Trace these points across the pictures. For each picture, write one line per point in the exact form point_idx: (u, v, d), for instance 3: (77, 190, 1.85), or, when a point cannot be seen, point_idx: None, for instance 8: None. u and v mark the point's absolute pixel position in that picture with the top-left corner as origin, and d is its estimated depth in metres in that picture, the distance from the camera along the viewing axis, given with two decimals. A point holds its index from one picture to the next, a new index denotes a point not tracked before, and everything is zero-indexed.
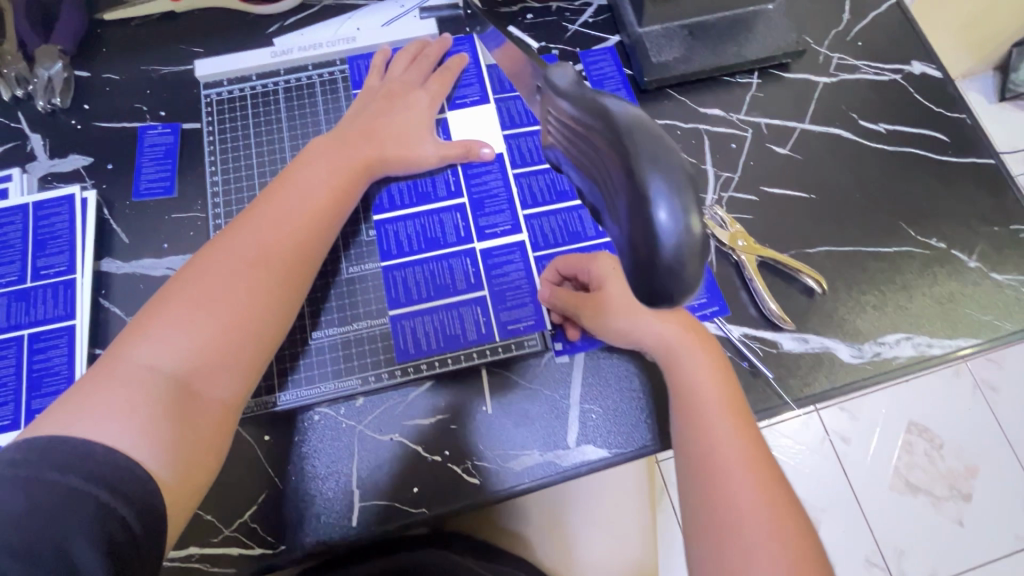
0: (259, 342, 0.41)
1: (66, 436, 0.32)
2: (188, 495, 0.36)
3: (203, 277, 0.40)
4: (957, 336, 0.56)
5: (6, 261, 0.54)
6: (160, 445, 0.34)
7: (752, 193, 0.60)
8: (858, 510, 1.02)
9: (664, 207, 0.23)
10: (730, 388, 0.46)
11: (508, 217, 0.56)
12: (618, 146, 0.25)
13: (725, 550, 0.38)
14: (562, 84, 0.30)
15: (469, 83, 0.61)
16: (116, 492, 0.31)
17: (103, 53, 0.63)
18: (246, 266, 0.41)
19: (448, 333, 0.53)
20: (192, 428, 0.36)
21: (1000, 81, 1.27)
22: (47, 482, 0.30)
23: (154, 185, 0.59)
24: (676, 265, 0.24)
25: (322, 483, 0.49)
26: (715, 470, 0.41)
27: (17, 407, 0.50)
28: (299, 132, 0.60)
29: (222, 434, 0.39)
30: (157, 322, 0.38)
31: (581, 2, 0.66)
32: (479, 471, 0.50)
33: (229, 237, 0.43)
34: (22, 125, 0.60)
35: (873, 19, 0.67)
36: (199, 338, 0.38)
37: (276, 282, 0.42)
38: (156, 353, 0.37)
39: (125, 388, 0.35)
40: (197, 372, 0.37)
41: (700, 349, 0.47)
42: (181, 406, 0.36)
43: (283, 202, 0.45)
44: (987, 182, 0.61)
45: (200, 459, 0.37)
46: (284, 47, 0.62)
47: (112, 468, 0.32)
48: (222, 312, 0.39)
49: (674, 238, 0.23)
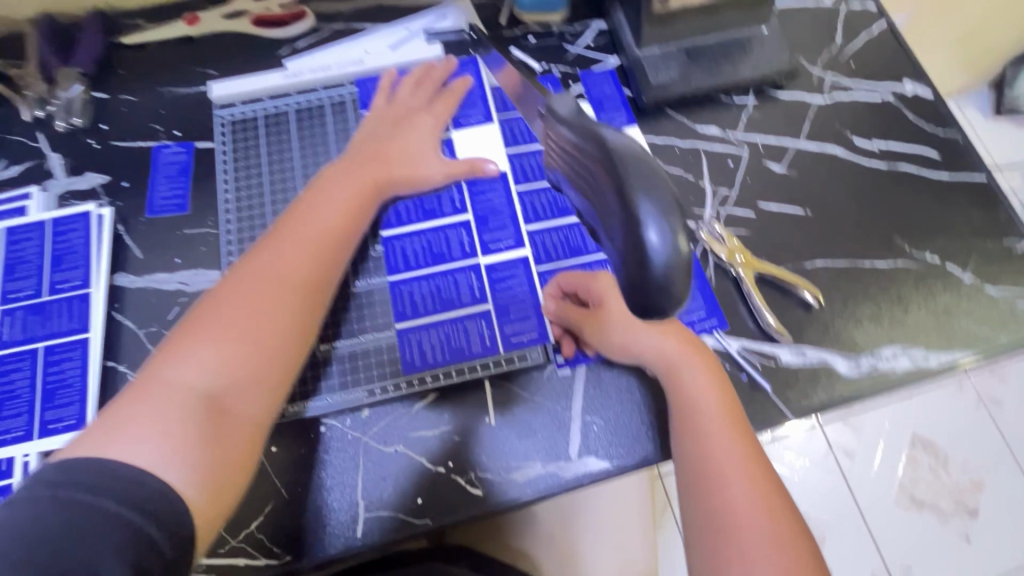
0: (281, 361, 0.43)
1: (103, 460, 0.34)
2: (218, 513, 0.38)
3: (228, 298, 0.43)
4: (954, 348, 0.57)
5: (23, 276, 0.56)
6: (189, 467, 0.36)
7: (749, 209, 0.62)
8: (863, 526, 1.01)
9: (652, 227, 0.29)
10: (719, 380, 0.48)
11: (512, 232, 0.58)
12: (615, 178, 0.31)
13: (716, 536, 0.40)
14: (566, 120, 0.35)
15: (473, 104, 0.63)
16: (145, 512, 0.33)
17: (121, 75, 0.66)
18: (267, 287, 0.44)
19: (453, 346, 0.54)
20: (221, 445, 0.39)
21: (995, 97, 1.29)
22: (83, 505, 0.32)
23: (168, 202, 0.61)
24: (664, 274, 0.30)
25: (328, 494, 0.50)
26: (717, 491, 0.41)
27: (30, 418, 0.51)
28: (309, 151, 0.62)
29: (253, 447, 0.41)
30: (187, 344, 0.41)
31: (581, 26, 0.68)
32: (482, 482, 0.51)
33: (252, 262, 0.46)
34: (41, 144, 0.62)
35: (864, 41, 0.69)
36: (227, 357, 0.41)
37: (295, 299, 0.45)
38: (188, 373, 0.39)
39: (161, 408, 0.38)
40: (226, 390, 0.40)
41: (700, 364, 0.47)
42: (213, 423, 0.39)
43: (299, 224, 0.48)
44: (979, 197, 0.62)
45: (229, 475, 0.39)
46: (296, 70, 0.64)
47: (146, 493, 0.34)
48: (247, 331, 0.42)
49: (663, 256, 0.29)
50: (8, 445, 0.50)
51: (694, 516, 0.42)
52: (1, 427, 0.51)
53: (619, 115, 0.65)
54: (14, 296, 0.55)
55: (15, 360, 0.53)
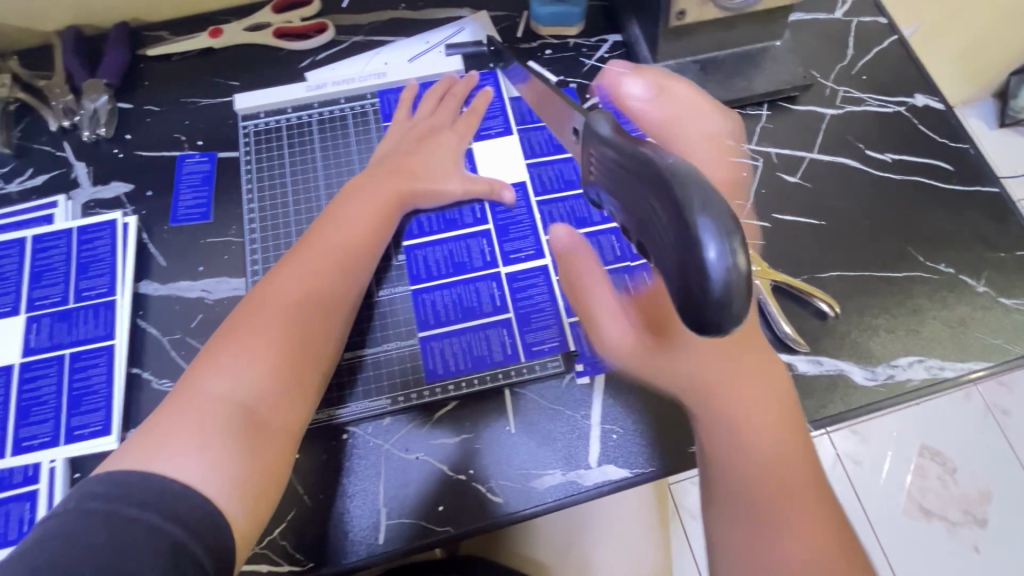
0: (312, 372, 0.45)
1: (145, 474, 0.36)
2: (254, 526, 0.39)
3: (262, 310, 0.45)
4: (968, 359, 0.57)
5: (49, 283, 0.57)
6: (228, 480, 0.38)
7: (765, 220, 0.62)
8: (872, 535, 1.01)
9: (711, 244, 0.28)
10: (773, 398, 0.40)
11: (532, 242, 0.59)
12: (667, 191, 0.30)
13: None
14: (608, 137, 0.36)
15: (493, 115, 0.64)
16: (187, 527, 0.34)
17: (145, 86, 0.67)
18: (299, 300, 0.46)
19: (475, 354, 0.54)
20: (259, 456, 0.40)
21: (999, 107, 1.31)
22: (128, 518, 0.33)
23: (191, 211, 0.61)
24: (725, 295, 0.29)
25: (351, 500, 0.50)
26: (756, 525, 0.37)
27: (57, 424, 0.52)
28: (331, 161, 0.63)
29: (285, 457, 0.43)
30: (222, 355, 0.42)
31: (597, 39, 0.70)
32: (502, 490, 0.51)
33: (282, 276, 0.48)
34: (67, 154, 0.63)
35: (875, 54, 0.70)
36: (263, 369, 0.43)
37: (326, 312, 0.47)
38: (224, 384, 0.41)
39: (201, 418, 0.39)
40: (260, 400, 0.42)
41: (752, 369, 0.40)
42: (251, 432, 0.40)
43: (330, 238, 0.51)
44: (991, 209, 0.63)
45: (266, 487, 0.40)
46: (318, 82, 0.66)
47: (189, 507, 0.35)
48: (282, 342, 0.44)
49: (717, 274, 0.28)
50: (36, 451, 0.51)
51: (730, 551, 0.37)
52: (28, 432, 0.52)
53: None
54: (41, 303, 0.56)
55: (42, 366, 0.54)
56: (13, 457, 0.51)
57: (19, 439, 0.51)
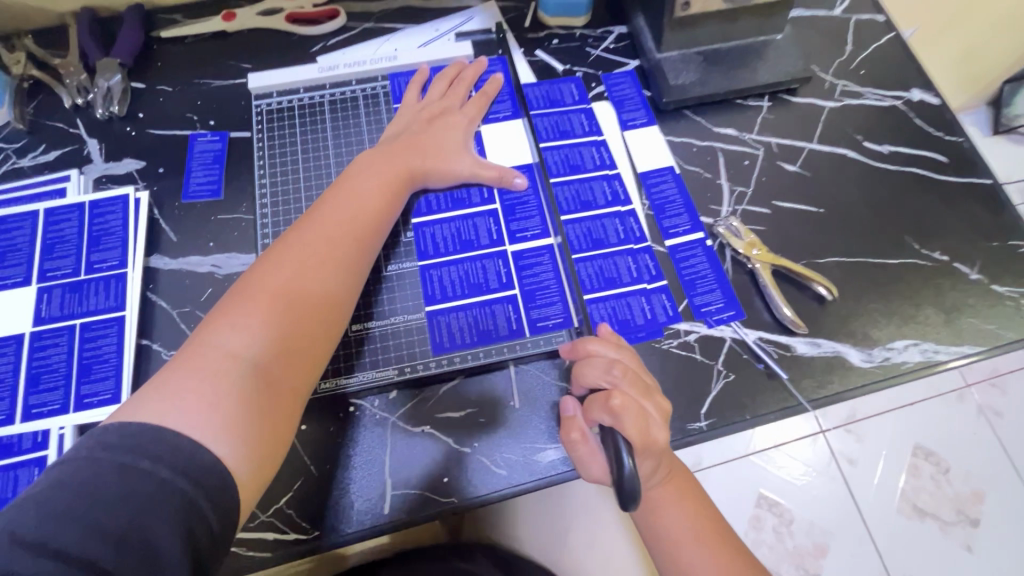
0: (323, 335, 0.47)
1: (157, 429, 0.36)
2: (257, 488, 0.40)
3: (275, 276, 0.46)
4: (962, 344, 0.59)
5: (61, 255, 0.58)
6: (237, 439, 0.39)
7: (765, 207, 0.64)
8: (866, 536, 1.00)
9: None
10: (681, 480, 0.51)
11: (538, 222, 0.60)
12: None
13: None
14: None
15: (501, 100, 0.66)
16: (197, 484, 0.35)
17: (158, 66, 0.68)
18: (310, 269, 0.47)
19: (481, 328, 0.55)
20: (266, 416, 0.41)
21: (993, 114, 1.34)
22: (140, 471, 0.34)
23: (202, 188, 0.62)
24: None
25: (357, 471, 0.51)
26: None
27: (67, 392, 0.52)
28: (342, 141, 0.64)
29: (293, 418, 0.44)
30: (234, 315, 0.44)
31: (603, 30, 0.71)
32: (505, 464, 0.52)
33: (297, 240, 0.49)
34: (80, 131, 0.64)
35: (873, 50, 0.72)
36: (276, 331, 0.44)
37: (338, 281, 0.49)
38: (237, 341, 0.42)
39: (213, 373, 0.40)
40: (273, 358, 0.43)
41: (695, 512, 0.50)
42: (260, 391, 0.42)
43: (344, 206, 0.52)
44: (984, 200, 0.65)
45: (272, 449, 0.41)
46: (330, 64, 0.67)
47: (198, 464, 0.36)
48: (293, 308, 0.45)
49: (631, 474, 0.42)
50: (45, 418, 0.51)
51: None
52: (37, 400, 0.52)
53: (639, 115, 0.67)
54: (52, 275, 0.57)
55: (53, 336, 0.54)
56: (23, 423, 0.51)
57: (29, 406, 0.52)
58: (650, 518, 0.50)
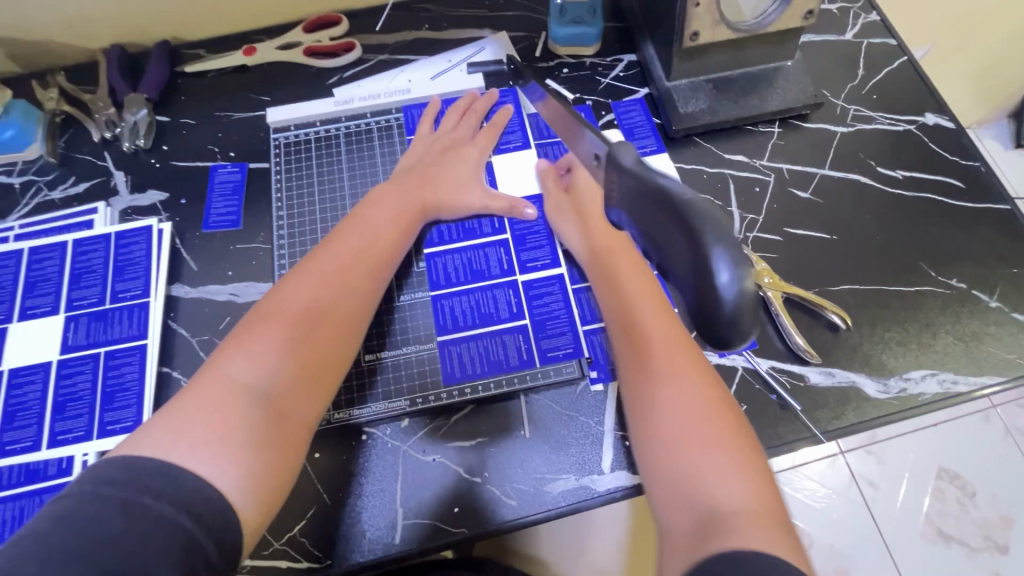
0: (334, 367, 0.48)
1: (161, 464, 0.37)
2: (262, 521, 0.40)
3: (291, 302, 0.48)
4: (982, 374, 0.57)
5: (87, 285, 0.60)
6: (242, 472, 0.39)
7: (777, 234, 0.64)
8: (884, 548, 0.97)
9: (725, 272, 0.27)
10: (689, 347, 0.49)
11: (548, 252, 0.61)
12: (682, 222, 0.29)
13: (668, 471, 0.42)
14: (629, 165, 0.34)
15: (512, 130, 0.67)
16: (198, 519, 0.36)
17: (182, 100, 0.70)
18: (325, 296, 0.49)
19: (492, 359, 0.56)
20: (273, 447, 0.42)
21: (1015, 128, 1.32)
22: (143, 507, 0.35)
23: (222, 218, 0.64)
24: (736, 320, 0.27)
25: (368, 501, 0.52)
26: (668, 456, 0.43)
27: (91, 419, 0.54)
28: (357, 172, 0.66)
29: (299, 451, 0.45)
30: (249, 343, 0.45)
31: (613, 58, 0.72)
32: (515, 493, 0.52)
33: (310, 266, 0.51)
34: (108, 163, 0.67)
35: (886, 74, 0.72)
36: (289, 360, 0.45)
37: (355, 308, 0.50)
38: (246, 373, 0.43)
39: (222, 405, 0.41)
40: (281, 391, 0.44)
41: (672, 341, 0.49)
42: (268, 423, 0.42)
43: (356, 238, 0.54)
44: (1003, 225, 0.64)
45: (276, 483, 0.42)
46: (346, 97, 0.69)
47: (200, 498, 0.37)
48: (308, 335, 0.47)
49: (734, 296, 0.27)
50: (70, 444, 0.53)
51: (660, 484, 0.43)
52: (63, 426, 0.54)
53: (650, 143, 0.68)
54: (79, 304, 0.59)
55: (78, 364, 0.56)
56: (48, 449, 0.53)
57: (55, 432, 0.54)
58: (625, 334, 0.51)
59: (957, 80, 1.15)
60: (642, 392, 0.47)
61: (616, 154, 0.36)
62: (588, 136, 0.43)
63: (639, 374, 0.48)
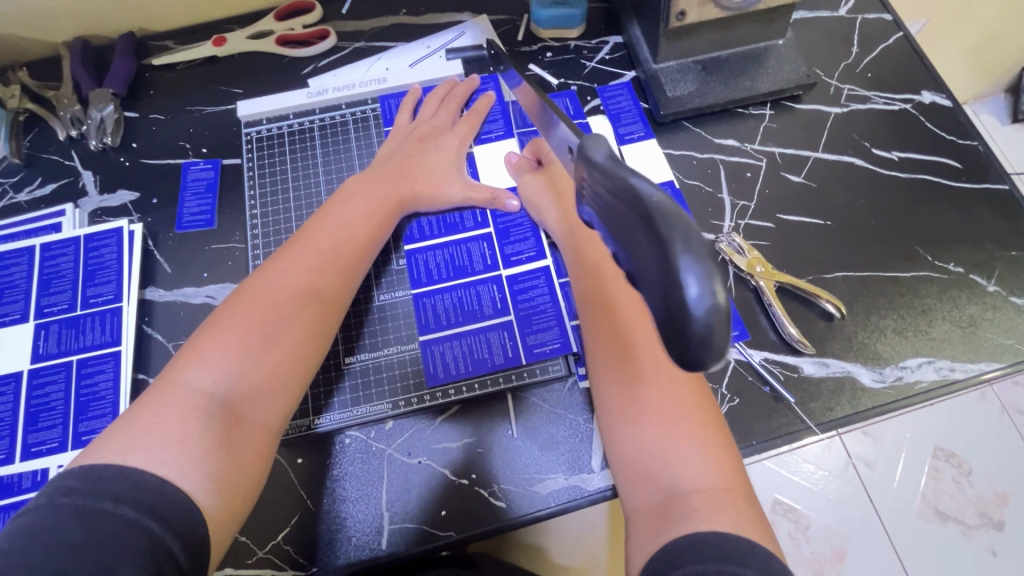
0: (300, 373, 0.46)
1: (121, 469, 0.36)
2: (231, 524, 0.39)
3: (251, 307, 0.46)
4: (980, 360, 0.56)
5: (58, 291, 0.58)
6: (203, 474, 0.38)
7: (769, 221, 0.62)
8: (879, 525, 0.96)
9: (694, 285, 0.25)
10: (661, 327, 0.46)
11: (532, 244, 0.59)
12: (650, 227, 0.27)
13: (640, 459, 0.41)
14: (600, 160, 0.32)
15: (494, 119, 0.65)
16: (164, 522, 0.35)
17: (150, 94, 0.68)
18: (290, 298, 0.47)
19: (476, 357, 0.54)
20: (237, 452, 0.41)
21: (1011, 103, 1.30)
22: (103, 513, 0.33)
23: (195, 218, 0.62)
24: (706, 336, 0.25)
25: (352, 506, 0.50)
26: (638, 443, 0.42)
27: (65, 430, 0.53)
28: (333, 167, 0.64)
29: (265, 456, 0.43)
30: (208, 348, 0.43)
31: (598, 41, 0.69)
32: (504, 495, 0.51)
33: (276, 265, 0.49)
34: (75, 163, 0.64)
35: (881, 51, 0.70)
36: (250, 366, 0.43)
37: (322, 308, 0.48)
38: (206, 378, 0.42)
39: (182, 411, 0.40)
40: (243, 397, 0.42)
41: (640, 317, 0.47)
42: (228, 429, 0.41)
43: (326, 234, 0.52)
44: (1001, 207, 0.62)
45: (243, 486, 0.40)
46: (320, 88, 0.66)
47: (165, 502, 0.35)
48: (271, 341, 0.45)
49: (704, 311, 0.24)
50: (44, 456, 0.52)
51: (625, 467, 0.42)
52: (36, 438, 0.52)
53: (637, 129, 0.65)
54: (50, 310, 0.57)
55: (51, 372, 0.55)
56: (21, 462, 0.51)
57: (28, 444, 0.52)
58: (592, 312, 0.49)
59: (956, 57, 1.12)
60: (609, 370, 0.46)
61: (587, 147, 0.33)
62: (562, 128, 0.41)
63: (606, 353, 0.47)
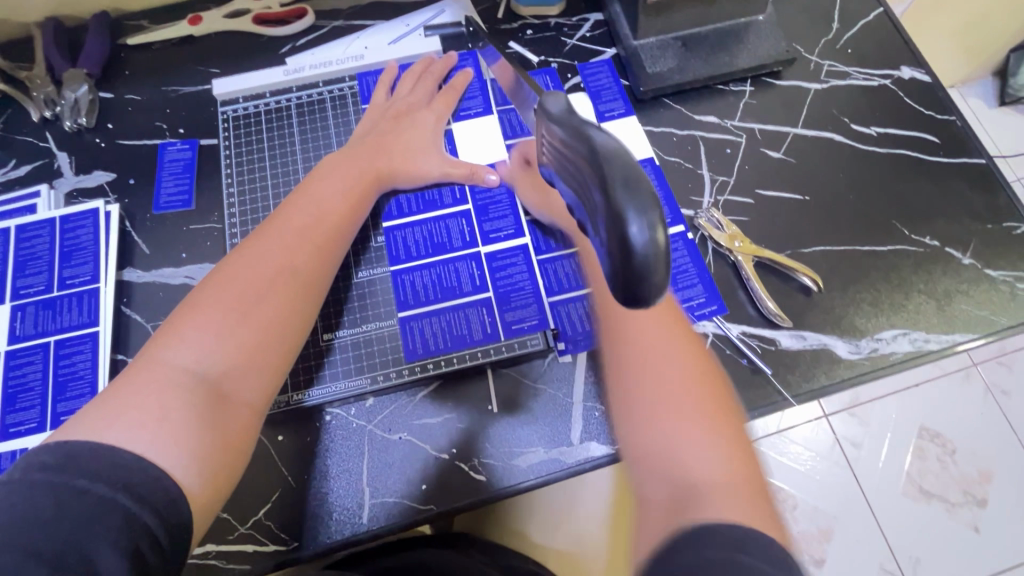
0: (286, 347, 0.46)
1: (96, 445, 0.36)
2: (212, 501, 0.39)
3: (232, 283, 0.45)
4: (954, 332, 0.57)
5: (34, 272, 0.57)
6: (183, 451, 0.38)
7: (748, 196, 0.62)
8: (866, 507, 0.97)
9: (635, 223, 0.30)
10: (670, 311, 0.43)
11: (511, 221, 0.59)
12: (600, 174, 0.32)
13: (654, 452, 0.37)
14: (557, 114, 0.36)
15: (472, 96, 0.65)
16: (140, 496, 0.35)
17: (126, 74, 0.67)
18: (272, 274, 0.47)
19: (455, 333, 0.55)
20: (220, 430, 0.41)
21: (999, 86, 1.30)
22: (76, 489, 0.33)
23: (173, 199, 0.62)
24: (646, 268, 0.30)
25: (334, 482, 0.51)
26: (650, 435, 0.38)
27: (43, 410, 0.52)
28: (311, 145, 0.63)
29: (248, 433, 0.43)
30: (187, 328, 0.43)
31: (579, 18, 0.69)
32: (485, 468, 0.51)
33: (257, 242, 0.49)
34: (50, 144, 0.64)
35: (862, 27, 0.69)
36: (231, 343, 0.43)
37: (304, 282, 0.49)
38: (187, 357, 0.41)
39: (162, 389, 0.40)
40: (225, 374, 0.42)
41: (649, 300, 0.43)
42: (210, 406, 0.41)
43: (305, 212, 0.51)
44: (978, 181, 0.63)
45: (225, 463, 0.40)
46: (296, 66, 0.65)
47: (141, 477, 0.35)
48: (251, 317, 0.45)
49: (644, 243, 0.30)
50: (22, 437, 0.52)
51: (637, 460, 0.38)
52: (14, 419, 0.52)
53: (617, 106, 0.65)
54: (26, 292, 0.57)
55: (28, 353, 0.54)
56: None
57: (6, 425, 0.52)
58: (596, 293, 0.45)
59: (944, 39, 1.12)
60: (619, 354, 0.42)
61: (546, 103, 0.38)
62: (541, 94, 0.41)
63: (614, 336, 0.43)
